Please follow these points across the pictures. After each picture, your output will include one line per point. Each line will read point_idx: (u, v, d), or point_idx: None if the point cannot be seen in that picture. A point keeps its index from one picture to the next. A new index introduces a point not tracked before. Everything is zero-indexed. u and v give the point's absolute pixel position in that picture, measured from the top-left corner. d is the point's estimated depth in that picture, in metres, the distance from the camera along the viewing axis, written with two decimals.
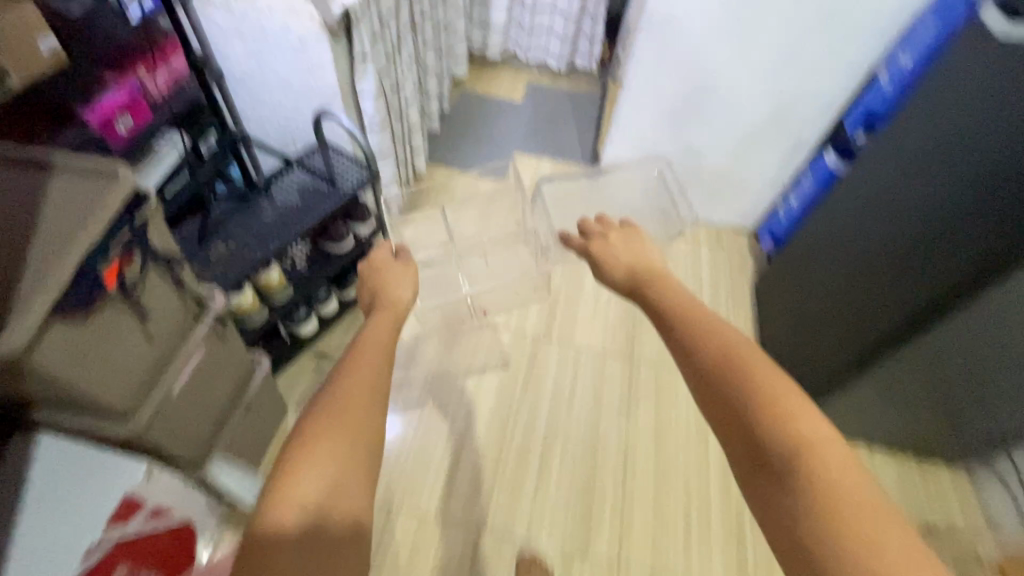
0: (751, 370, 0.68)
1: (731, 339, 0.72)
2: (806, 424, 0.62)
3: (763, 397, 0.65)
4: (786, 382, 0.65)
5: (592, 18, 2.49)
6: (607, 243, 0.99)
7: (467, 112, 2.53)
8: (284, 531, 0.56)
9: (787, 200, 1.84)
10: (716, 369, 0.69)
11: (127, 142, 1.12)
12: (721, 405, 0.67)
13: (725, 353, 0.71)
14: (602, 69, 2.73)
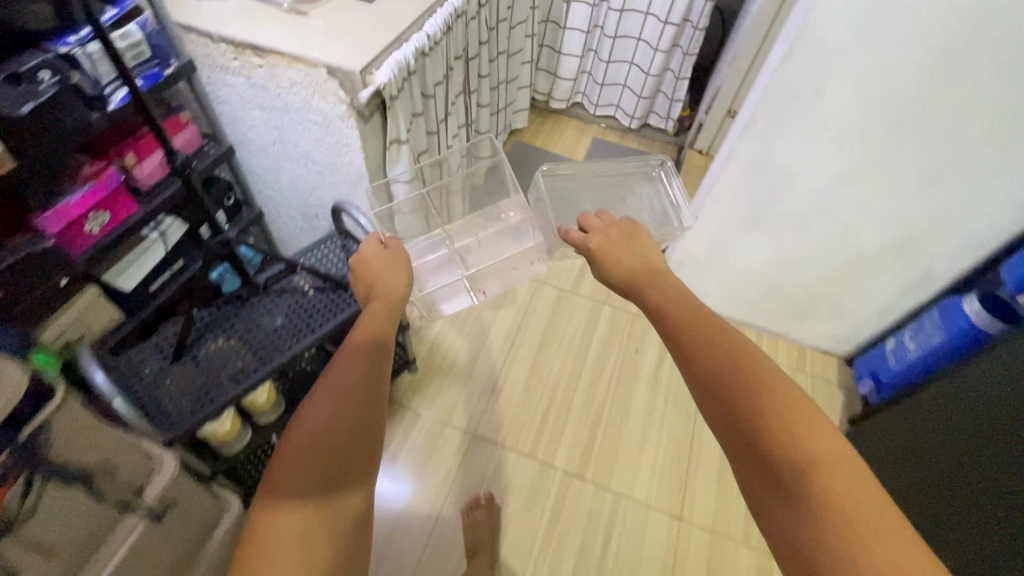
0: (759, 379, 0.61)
1: (739, 341, 0.67)
2: (816, 436, 0.56)
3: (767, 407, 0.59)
4: (791, 395, 0.59)
5: (675, 76, 2.19)
6: (610, 240, 0.94)
7: (522, 167, 2.27)
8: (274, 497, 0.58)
9: (900, 341, 1.47)
10: (721, 372, 0.63)
11: (98, 243, 0.95)
12: (725, 412, 0.61)
13: (735, 357, 0.65)
14: (678, 131, 2.42)
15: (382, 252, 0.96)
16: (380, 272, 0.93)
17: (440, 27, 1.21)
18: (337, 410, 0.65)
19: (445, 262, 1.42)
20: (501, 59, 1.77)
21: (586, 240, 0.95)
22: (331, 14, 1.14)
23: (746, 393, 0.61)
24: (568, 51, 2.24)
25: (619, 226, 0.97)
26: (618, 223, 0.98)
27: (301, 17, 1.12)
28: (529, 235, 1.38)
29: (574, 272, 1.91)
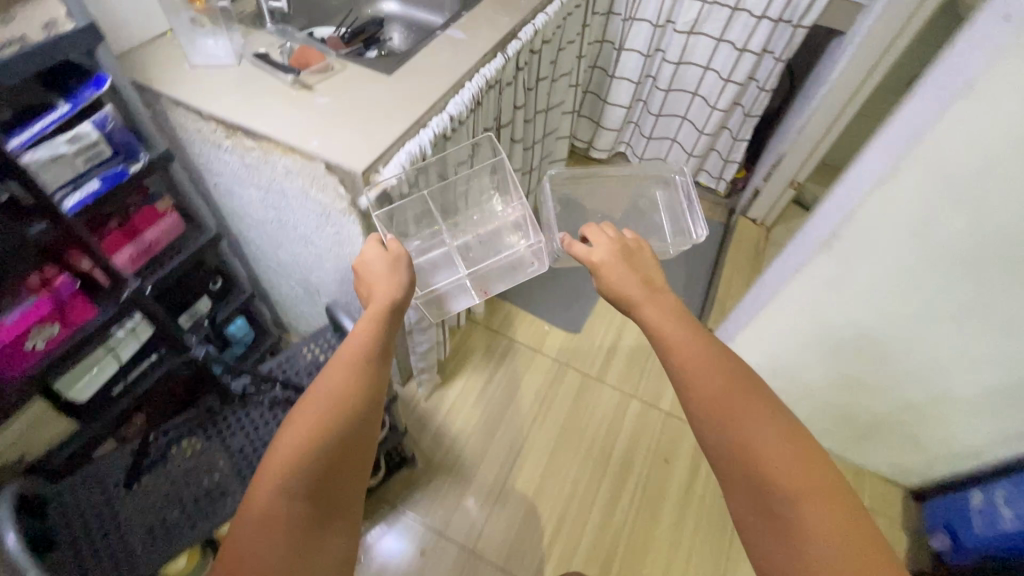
0: (759, 420, 0.66)
1: (730, 376, 0.69)
2: (789, 466, 0.62)
3: (754, 450, 0.64)
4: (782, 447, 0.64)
5: (732, 136, 1.97)
6: (609, 261, 0.82)
7: None
8: (278, 479, 0.66)
9: (989, 500, 1.22)
10: (720, 416, 0.67)
11: (42, 361, 0.80)
12: (721, 454, 0.66)
13: (730, 395, 0.68)
14: (730, 192, 2.19)
15: (382, 260, 0.86)
16: (376, 271, 0.86)
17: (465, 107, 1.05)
18: (343, 403, 0.72)
19: (442, 259, 1.06)
20: (539, 118, 1.59)
21: (590, 251, 0.86)
22: (341, 90, 0.98)
23: (744, 442, 0.64)
24: (614, 101, 2.04)
25: (619, 241, 0.85)
26: (617, 236, 0.85)
27: (307, 93, 0.96)
28: (532, 234, 1.01)
29: (600, 356, 1.71)
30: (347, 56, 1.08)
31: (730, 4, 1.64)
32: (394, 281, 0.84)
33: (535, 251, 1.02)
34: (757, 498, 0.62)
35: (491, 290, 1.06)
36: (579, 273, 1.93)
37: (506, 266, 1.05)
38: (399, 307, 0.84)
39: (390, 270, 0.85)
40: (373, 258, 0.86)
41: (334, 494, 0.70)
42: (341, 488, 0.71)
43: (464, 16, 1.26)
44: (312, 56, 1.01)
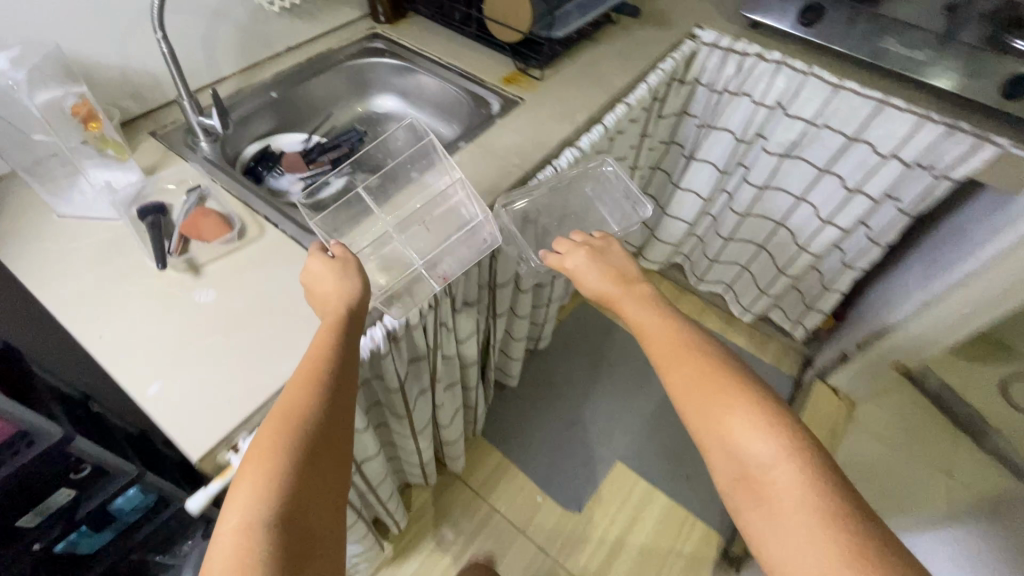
0: (728, 394, 0.59)
1: (695, 355, 0.65)
2: (794, 456, 0.54)
3: (723, 421, 0.58)
4: (775, 422, 0.56)
5: (821, 282, 1.53)
6: (587, 273, 0.80)
7: (580, 344, 1.73)
8: (256, 483, 0.47)
9: None
10: (713, 393, 0.60)
11: None
12: (724, 441, 0.57)
13: (705, 376, 0.62)
14: (809, 340, 1.74)
15: (324, 266, 0.65)
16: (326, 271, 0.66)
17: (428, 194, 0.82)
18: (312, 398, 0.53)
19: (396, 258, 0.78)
20: None
21: (563, 262, 0.83)
22: (243, 276, 0.70)
23: (722, 415, 0.58)
24: (675, 213, 1.66)
25: (589, 243, 0.84)
26: (584, 239, 0.84)
27: (192, 279, 0.68)
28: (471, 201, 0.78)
29: (597, 556, 1.34)
30: (281, 206, 0.80)
31: (846, 132, 1.23)
32: (350, 279, 0.64)
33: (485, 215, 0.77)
34: (737, 467, 0.56)
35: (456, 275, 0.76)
36: (594, 425, 1.56)
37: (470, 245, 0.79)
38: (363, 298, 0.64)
39: (339, 272, 0.64)
40: (317, 274, 0.64)
41: (326, 492, 0.50)
42: (334, 496, 0.52)
43: (464, 146, 0.95)
44: (218, 220, 0.71)
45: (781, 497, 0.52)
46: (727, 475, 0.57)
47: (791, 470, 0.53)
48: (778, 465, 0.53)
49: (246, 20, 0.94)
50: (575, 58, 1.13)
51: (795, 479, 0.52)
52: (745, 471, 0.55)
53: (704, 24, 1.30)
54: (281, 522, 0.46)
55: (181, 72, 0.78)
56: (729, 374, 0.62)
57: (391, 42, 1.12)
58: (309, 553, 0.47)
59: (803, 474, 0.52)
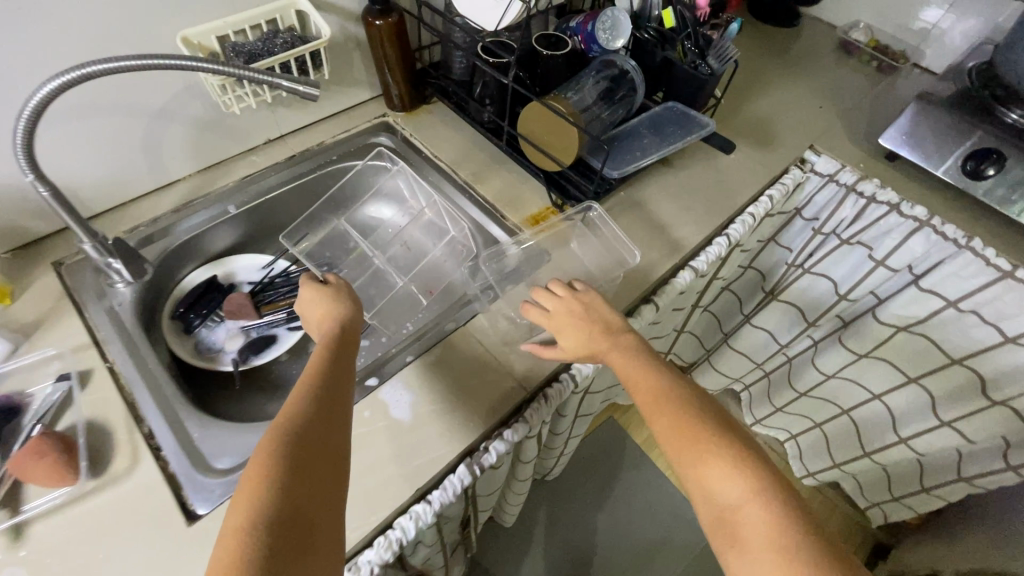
0: (704, 434, 0.47)
1: (666, 382, 0.53)
2: (766, 493, 0.43)
3: (699, 465, 0.46)
4: (749, 458, 0.46)
5: (918, 482, 1.18)
6: (551, 315, 0.63)
7: (600, 475, 1.46)
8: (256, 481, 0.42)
9: None
10: (686, 430, 0.48)
11: None
12: (701, 483, 0.46)
13: (684, 419, 0.49)
14: (886, 525, 1.39)
15: (314, 292, 0.65)
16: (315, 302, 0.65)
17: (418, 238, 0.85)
18: (296, 400, 0.49)
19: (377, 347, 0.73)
20: (583, 419, 0.99)
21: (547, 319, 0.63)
22: (74, 550, 0.49)
23: (696, 455, 0.47)
24: (740, 344, 1.34)
25: (573, 299, 0.64)
26: (566, 294, 0.64)
27: (7, 549, 0.48)
28: (451, 227, 0.81)
29: None
30: (179, 411, 0.59)
31: (1003, 329, 0.87)
32: (342, 301, 0.64)
33: (467, 236, 0.80)
34: (719, 522, 0.44)
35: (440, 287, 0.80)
36: None
37: (454, 258, 0.81)
38: (355, 317, 0.64)
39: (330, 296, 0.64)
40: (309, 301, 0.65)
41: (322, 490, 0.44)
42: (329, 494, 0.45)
43: (456, 324, 0.69)
44: (59, 460, 0.50)
45: (757, 546, 0.41)
46: (710, 525, 0.45)
47: (765, 513, 0.42)
48: (754, 517, 0.42)
49: (205, 115, 0.73)
50: (634, 192, 0.85)
51: (773, 530, 0.41)
52: (725, 520, 0.44)
53: (821, 146, 0.97)
54: (280, 514, 0.41)
55: (73, 216, 0.58)
56: (704, 406, 0.51)
57: (401, 138, 0.88)
58: (308, 543, 0.41)
59: (780, 522, 0.42)
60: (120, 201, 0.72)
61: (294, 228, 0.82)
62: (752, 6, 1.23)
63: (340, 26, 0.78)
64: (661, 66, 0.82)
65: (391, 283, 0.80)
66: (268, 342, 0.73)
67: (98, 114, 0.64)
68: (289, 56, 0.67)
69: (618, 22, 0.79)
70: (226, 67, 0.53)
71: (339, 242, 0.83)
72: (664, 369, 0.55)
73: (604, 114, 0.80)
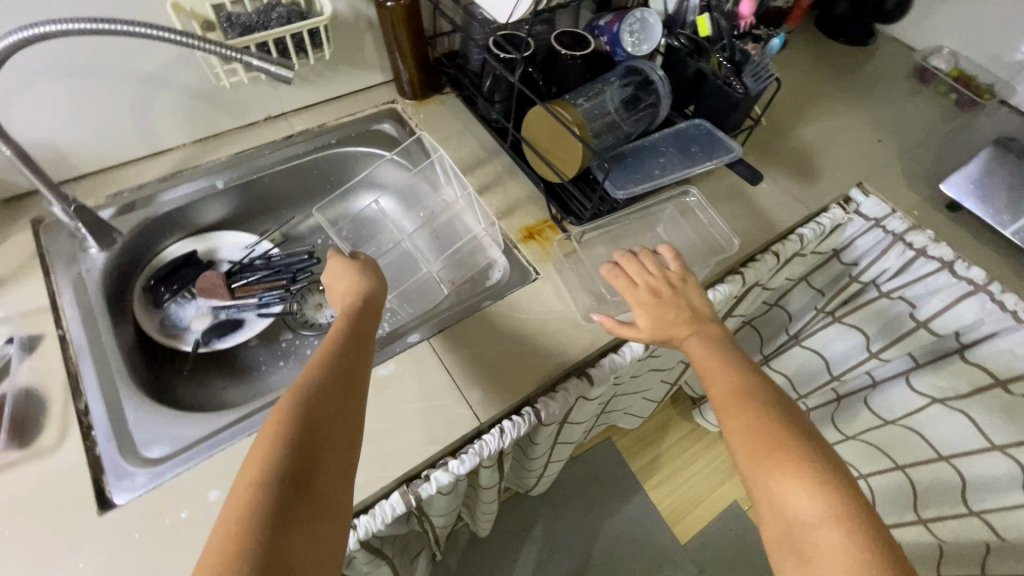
0: (782, 442, 0.42)
1: (745, 381, 0.48)
2: (850, 520, 0.38)
3: (770, 475, 0.41)
4: (832, 478, 0.40)
5: None
6: (634, 285, 0.59)
7: (589, 497, 1.38)
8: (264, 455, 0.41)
9: None
10: (763, 435, 0.43)
11: None
12: (769, 491, 0.41)
13: (760, 424, 0.44)
14: None
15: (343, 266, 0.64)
16: (342, 277, 0.63)
17: (442, 231, 0.79)
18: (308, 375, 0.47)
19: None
20: (565, 447, 0.91)
21: (629, 293, 0.59)
22: None
23: (770, 463, 0.42)
24: None
25: (662, 277, 0.60)
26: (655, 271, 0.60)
27: None
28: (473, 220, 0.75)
29: None
30: (115, 390, 0.57)
31: None
32: (365, 275, 0.62)
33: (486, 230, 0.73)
34: (786, 540, 0.39)
35: (464, 275, 0.74)
36: None
37: (477, 253, 0.74)
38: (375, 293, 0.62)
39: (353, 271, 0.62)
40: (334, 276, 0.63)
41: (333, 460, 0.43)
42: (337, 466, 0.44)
43: (420, 336, 0.63)
44: None
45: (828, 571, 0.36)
46: (775, 540, 0.40)
47: (840, 539, 0.37)
48: (832, 546, 0.37)
49: (200, 87, 0.71)
50: (647, 212, 0.76)
51: (852, 565, 0.36)
52: (792, 537, 0.39)
53: (871, 185, 0.86)
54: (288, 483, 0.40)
55: (39, 177, 0.57)
56: (788, 413, 0.45)
57: (405, 128, 0.84)
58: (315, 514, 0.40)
59: (856, 552, 0.36)
60: (110, 164, 0.72)
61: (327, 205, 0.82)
62: (821, 20, 1.10)
63: (349, 4, 0.74)
64: (693, 78, 0.73)
65: (411, 270, 0.77)
66: (234, 326, 0.71)
67: (85, 76, 0.63)
68: (283, 33, 0.64)
69: (648, 26, 0.71)
70: (183, 37, 0.49)
71: (366, 230, 0.82)
72: (744, 367, 0.50)
73: (623, 125, 0.72)
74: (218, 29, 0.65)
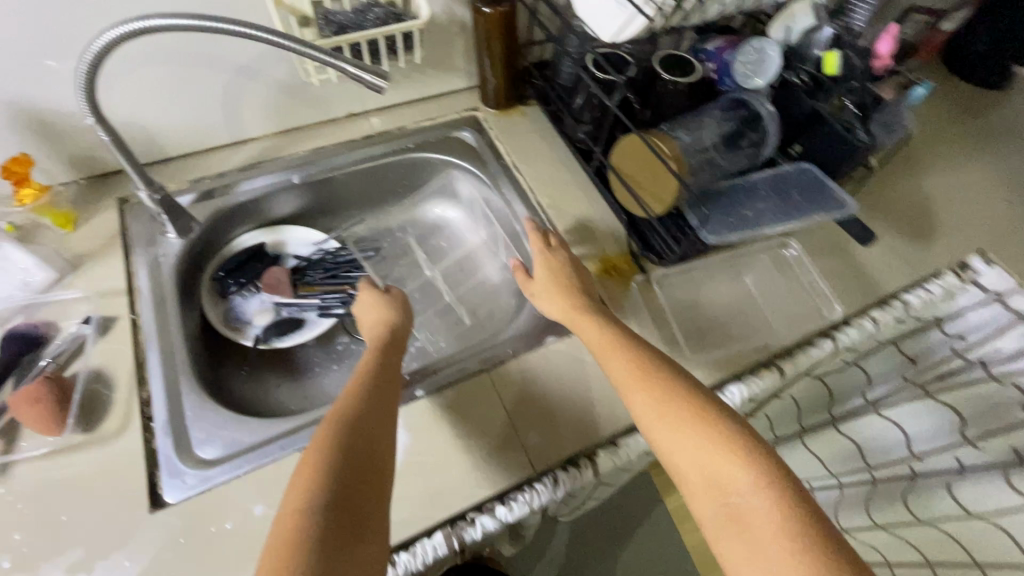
0: (709, 426, 0.47)
1: (645, 360, 0.52)
2: (758, 475, 0.44)
3: (702, 457, 0.46)
4: (740, 442, 0.45)
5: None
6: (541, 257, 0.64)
7: (624, 534, 1.31)
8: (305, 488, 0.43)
9: None
10: (687, 419, 0.47)
11: None
12: (698, 469, 0.45)
13: (692, 416, 0.48)
14: None
15: (373, 296, 0.66)
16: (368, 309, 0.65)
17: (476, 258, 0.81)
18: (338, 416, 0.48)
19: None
20: (608, 492, 0.86)
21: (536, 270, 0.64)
22: (41, 499, 0.49)
23: (696, 446, 0.46)
24: None
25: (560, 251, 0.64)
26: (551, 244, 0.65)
27: None
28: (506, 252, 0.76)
29: None
30: (176, 382, 0.57)
31: None
32: (392, 307, 0.64)
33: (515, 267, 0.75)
34: (718, 509, 0.43)
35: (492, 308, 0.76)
36: None
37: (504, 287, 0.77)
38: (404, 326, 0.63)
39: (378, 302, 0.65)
40: (363, 307, 0.65)
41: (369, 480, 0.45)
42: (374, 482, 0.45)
43: (479, 367, 0.60)
44: (48, 409, 0.50)
45: (751, 525, 0.42)
46: (707, 510, 0.44)
47: (760, 499, 0.42)
48: (765, 508, 0.42)
49: (289, 80, 0.70)
50: (736, 257, 0.69)
51: (766, 502, 0.42)
52: (721, 504, 0.44)
53: (996, 254, 0.76)
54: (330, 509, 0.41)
55: (130, 162, 0.57)
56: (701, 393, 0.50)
57: (485, 137, 0.80)
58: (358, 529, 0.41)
59: (776, 508, 0.42)
60: (196, 149, 0.73)
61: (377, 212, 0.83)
62: (951, 56, 0.98)
63: (445, 7, 0.71)
64: (807, 118, 0.66)
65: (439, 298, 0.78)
66: (295, 326, 0.70)
67: (181, 63, 0.63)
68: (378, 35, 0.61)
69: (766, 57, 0.65)
70: (284, 40, 0.48)
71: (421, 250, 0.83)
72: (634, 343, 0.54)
73: (721, 161, 0.67)
74: (314, 26, 0.63)
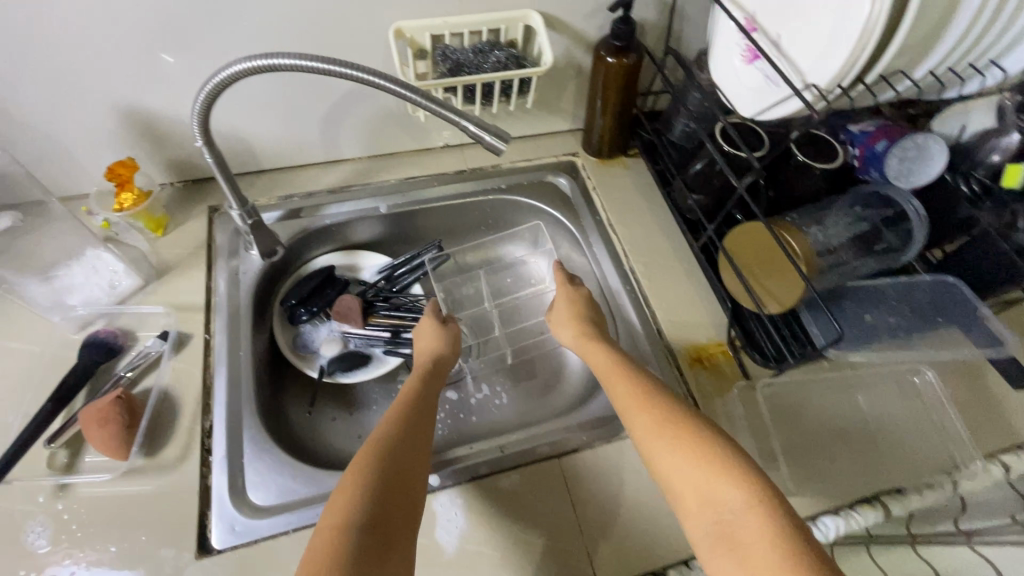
0: (704, 447, 0.43)
1: (643, 382, 0.51)
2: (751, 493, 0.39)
3: (696, 477, 0.42)
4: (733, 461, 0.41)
5: None
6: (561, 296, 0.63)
7: None
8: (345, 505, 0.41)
9: None
10: (681, 439, 0.44)
11: None
12: (693, 490, 0.41)
13: (688, 438, 0.44)
14: None
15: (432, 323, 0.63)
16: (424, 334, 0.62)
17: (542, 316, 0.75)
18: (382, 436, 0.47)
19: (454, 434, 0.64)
20: None
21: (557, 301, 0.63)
22: (96, 522, 0.48)
23: (691, 467, 0.42)
24: None
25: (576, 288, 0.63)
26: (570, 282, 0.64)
27: (50, 495, 0.49)
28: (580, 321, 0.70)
29: None
30: (240, 414, 0.55)
31: None
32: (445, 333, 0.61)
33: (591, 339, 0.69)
34: (714, 532, 0.39)
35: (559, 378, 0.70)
36: None
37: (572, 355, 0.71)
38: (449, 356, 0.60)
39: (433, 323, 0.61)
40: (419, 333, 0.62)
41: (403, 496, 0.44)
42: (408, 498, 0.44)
43: (549, 450, 0.56)
44: (117, 429, 0.50)
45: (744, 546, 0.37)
46: (704, 534, 0.40)
47: (756, 524, 0.38)
48: (755, 524, 0.37)
49: (393, 108, 0.68)
50: (854, 375, 0.61)
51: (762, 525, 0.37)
52: (716, 525, 0.39)
53: None
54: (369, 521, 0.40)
55: (228, 182, 0.56)
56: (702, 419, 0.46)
57: (582, 188, 0.75)
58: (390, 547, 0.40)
59: (772, 529, 0.37)
60: (291, 164, 0.71)
61: (461, 251, 0.77)
62: None
63: (565, 51, 0.66)
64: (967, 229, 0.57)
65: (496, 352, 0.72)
66: (361, 362, 0.68)
67: (293, 82, 0.62)
68: (496, 79, 0.57)
69: (929, 151, 0.57)
70: (408, 92, 0.45)
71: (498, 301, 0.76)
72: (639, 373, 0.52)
73: (850, 263, 0.60)
74: (430, 60, 0.60)
